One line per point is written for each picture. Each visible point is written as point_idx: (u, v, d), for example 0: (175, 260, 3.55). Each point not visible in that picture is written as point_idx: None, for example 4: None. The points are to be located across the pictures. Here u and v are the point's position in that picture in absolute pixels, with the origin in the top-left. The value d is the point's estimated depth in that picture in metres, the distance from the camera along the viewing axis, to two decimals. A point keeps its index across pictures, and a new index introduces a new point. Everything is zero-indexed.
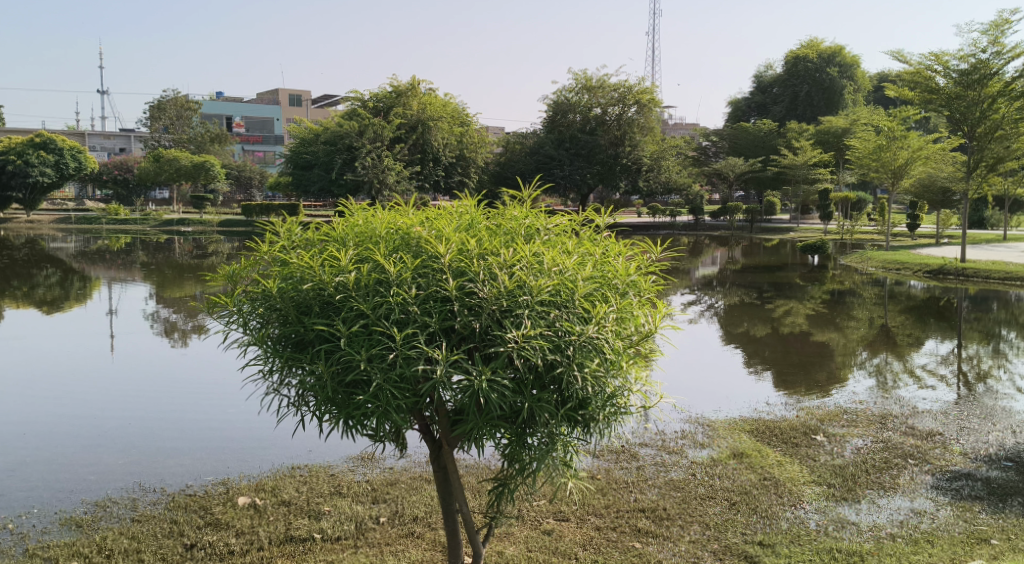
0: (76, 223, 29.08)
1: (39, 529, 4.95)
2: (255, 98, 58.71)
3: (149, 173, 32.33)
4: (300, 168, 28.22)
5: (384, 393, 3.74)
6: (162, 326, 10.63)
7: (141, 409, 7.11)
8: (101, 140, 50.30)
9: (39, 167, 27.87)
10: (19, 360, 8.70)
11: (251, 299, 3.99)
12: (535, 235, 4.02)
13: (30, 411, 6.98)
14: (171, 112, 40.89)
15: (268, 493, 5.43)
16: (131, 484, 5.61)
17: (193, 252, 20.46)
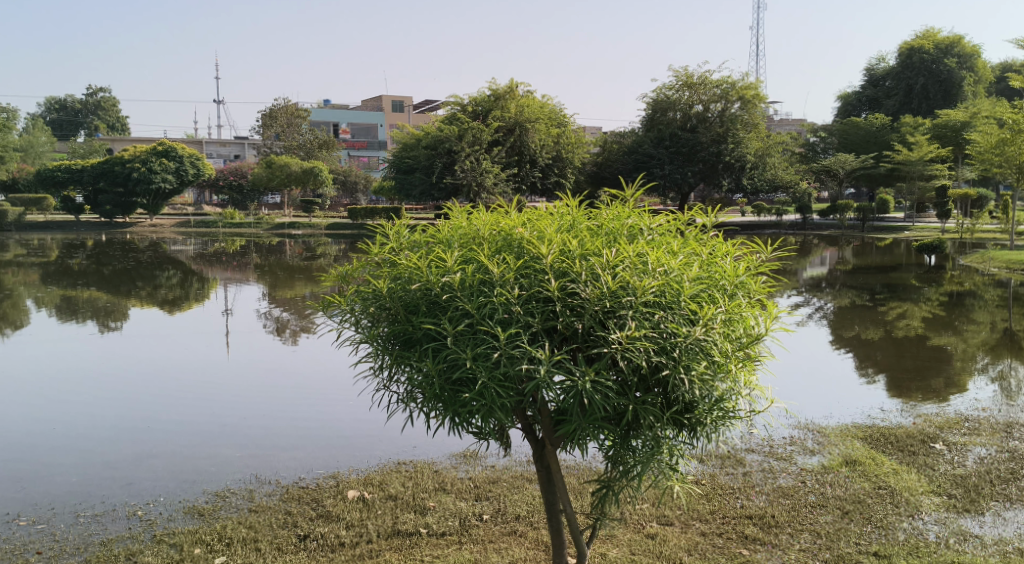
0: (195, 227, 30.60)
1: (165, 517, 5.23)
2: (361, 105, 60.40)
3: (262, 179, 33.70)
4: (402, 173, 28.94)
5: (489, 391, 3.78)
6: (273, 326, 11.00)
7: (255, 404, 7.41)
8: (217, 147, 52.79)
9: (161, 175, 29.47)
10: (145, 356, 9.23)
11: (362, 298, 4.10)
12: (638, 235, 3.99)
13: (156, 405, 7.37)
14: (281, 119, 42.00)
15: (376, 487, 5.58)
16: (248, 476, 5.86)
17: (303, 253, 21.35)
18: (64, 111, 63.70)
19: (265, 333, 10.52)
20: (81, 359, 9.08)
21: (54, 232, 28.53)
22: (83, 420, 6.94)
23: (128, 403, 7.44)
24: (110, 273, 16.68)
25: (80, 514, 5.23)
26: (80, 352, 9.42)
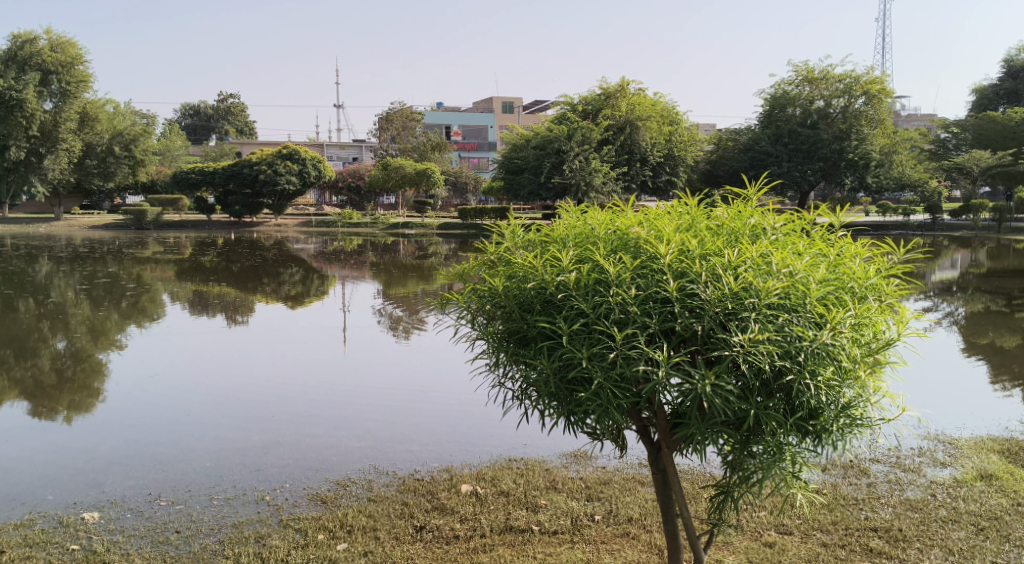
0: (315, 226, 31.78)
1: (291, 502, 5.45)
2: (472, 108, 61.29)
3: (378, 181, 34.62)
4: (512, 173, 29.26)
5: (605, 392, 3.77)
6: (387, 322, 11.32)
7: (373, 398, 7.62)
8: (337, 150, 54.67)
9: (286, 176, 30.77)
10: (269, 349, 9.66)
11: (478, 296, 4.16)
12: (761, 235, 3.90)
13: (280, 397, 7.69)
14: (398, 122, 43.55)
15: (488, 483, 5.65)
16: (367, 467, 6.04)
17: (415, 252, 21.76)
18: (198, 117, 67.41)
19: (379, 328, 10.85)
20: (210, 350, 9.56)
21: (187, 230, 30.18)
22: (214, 409, 7.32)
23: (253, 393, 7.78)
24: (238, 270, 17.57)
25: (214, 496, 5.51)
26: (210, 344, 9.93)
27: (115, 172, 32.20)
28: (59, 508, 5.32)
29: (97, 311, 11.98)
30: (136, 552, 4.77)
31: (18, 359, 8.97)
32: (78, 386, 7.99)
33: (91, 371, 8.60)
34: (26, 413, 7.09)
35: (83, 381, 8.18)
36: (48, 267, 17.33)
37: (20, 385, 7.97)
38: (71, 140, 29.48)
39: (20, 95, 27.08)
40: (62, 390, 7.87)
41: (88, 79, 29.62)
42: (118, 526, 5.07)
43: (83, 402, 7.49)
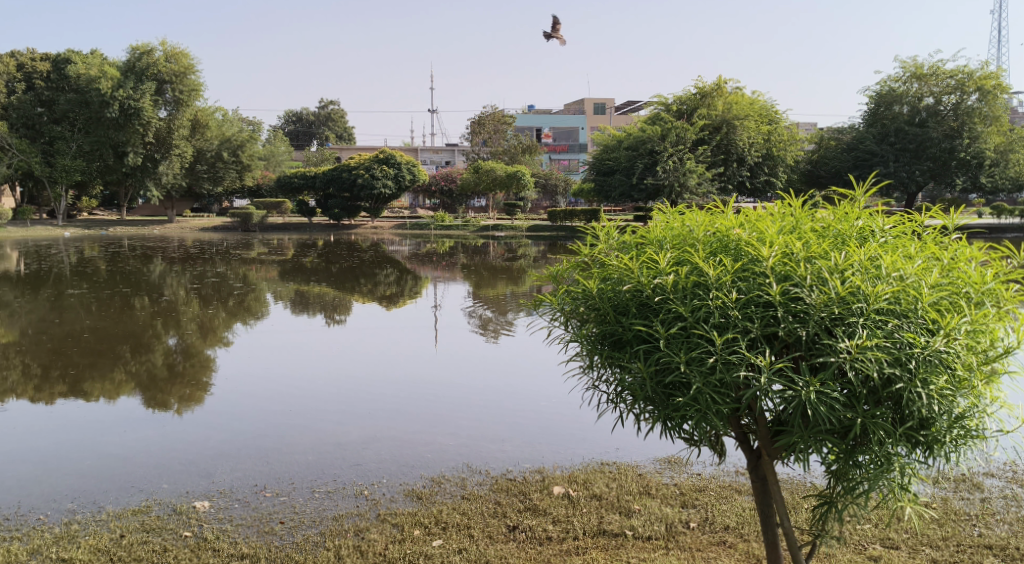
0: (410, 229, 32.38)
1: (388, 497, 5.57)
2: (564, 111, 61.41)
3: (471, 184, 34.96)
4: (603, 175, 29.13)
5: (704, 397, 3.71)
6: (477, 322, 11.43)
7: (467, 397, 7.72)
8: (430, 154, 55.65)
9: (381, 181, 31.26)
10: (363, 347, 9.89)
11: (572, 298, 4.16)
12: (869, 237, 3.78)
13: (375, 394, 7.86)
14: (489, 126, 44.05)
15: (581, 485, 5.63)
16: (461, 465, 6.11)
17: (506, 254, 21.87)
18: (300, 123, 69.64)
19: (470, 329, 10.96)
20: (308, 348, 9.86)
21: (290, 232, 31.26)
22: (314, 404, 7.55)
23: (349, 390, 7.99)
24: (337, 270, 18.11)
25: (316, 490, 5.68)
26: (309, 342, 10.23)
27: (223, 176, 33.67)
28: (172, 496, 5.58)
29: (207, 309, 12.52)
30: (243, 541, 4.96)
31: (134, 354, 9.45)
32: (188, 381, 8.35)
33: (200, 366, 8.98)
34: (141, 405, 7.46)
35: (192, 376, 8.55)
36: (161, 267, 18.23)
37: (136, 378, 8.39)
38: (183, 146, 30.87)
39: (136, 104, 28.46)
40: (172, 383, 8.24)
41: (200, 88, 30.82)
42: (226, 516, 5.28)
43: (192, 395, 7.83)
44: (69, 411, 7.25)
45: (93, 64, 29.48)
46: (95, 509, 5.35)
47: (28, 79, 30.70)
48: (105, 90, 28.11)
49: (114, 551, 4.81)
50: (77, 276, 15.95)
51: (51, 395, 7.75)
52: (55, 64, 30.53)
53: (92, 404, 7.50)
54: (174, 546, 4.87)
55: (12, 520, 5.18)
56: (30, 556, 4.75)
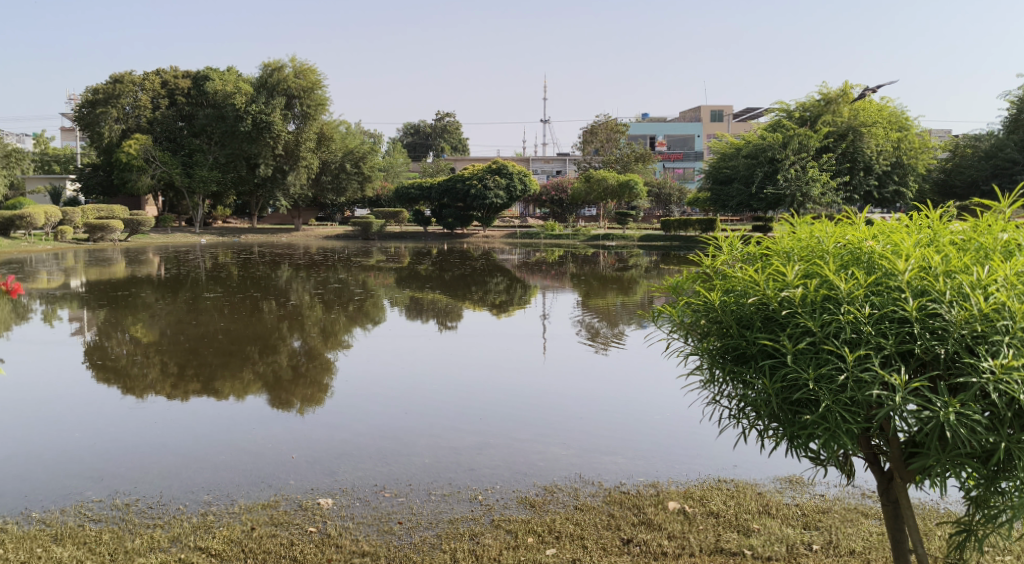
0: (521, 238, 32.58)
1: (502, 503, 5.62)
2: (680, 119, 60.62)
3: (582, 193, 34.94)
4: (720, 183, 28.50)
5: (833, 415, 3.59)
6: (587, 332, 11.38)
7: (579, 407, 7.72)
8: (542, 164, 56.03)
9: (493, 191, 31.51)
10: (476, 354, 10.04)
11: (693, 311, 4.10)
12: (1015, 251, 3.57)
13: (488, 400, 7.96)
14: (602, 135, 44.13)
15: (697, 502, 5.53)
16: (573, 475, 6.11)
17: (617, 264, 21.69)
18: (418, 135, 71.29)
19: (578, 339, 10.92)
20: (422, 353, 10.07)
21: (406, 241, 32.04)
22: (430, 408, 7.72)
23: (464, 396, 8.11)
24: (449, 277, 18.44)
25: (432, 492, 5.79)
26: (421, 347, 10.45)
27: (346, 187, 34.74)
28: (298, 492, 5.80)
29: (329, 314, 12.97)
30: (364, 539, 5.10)
31: (261, 355, 9.88)
32: (310, 382, 8.67)
33: (322, 368, 9.29)
34: (267, 404, 7.78)
35: (314, 377, 8.88)
36: (287, 272, 19.09)
37: (262, 379, 8.77)
38: (309, 158, 32.11)
39: (268, 118, 29.86)
40: (296, 384, 8.57)
41: (326, 102, 32.07)
42: (348, 513, 5.45)
43: (314, 396, 8.11)
44: (204, 408, 7.65)
45: (229, 80, 31.14)
46: (229, 502, 5.62)
47: (171, 95, 32.30)
48: (240, 105, 29.70)
49: (245, 542, 5.04)
50: (211, 281, 16.82)
51: (186, 392, 8.20)
52: (195, 81, 32.43)
53: (223, 401, 7.90)
54: (300, 541, 5.07)
55: (155, 508, 5.50)
56: (171, 543, 5.03)
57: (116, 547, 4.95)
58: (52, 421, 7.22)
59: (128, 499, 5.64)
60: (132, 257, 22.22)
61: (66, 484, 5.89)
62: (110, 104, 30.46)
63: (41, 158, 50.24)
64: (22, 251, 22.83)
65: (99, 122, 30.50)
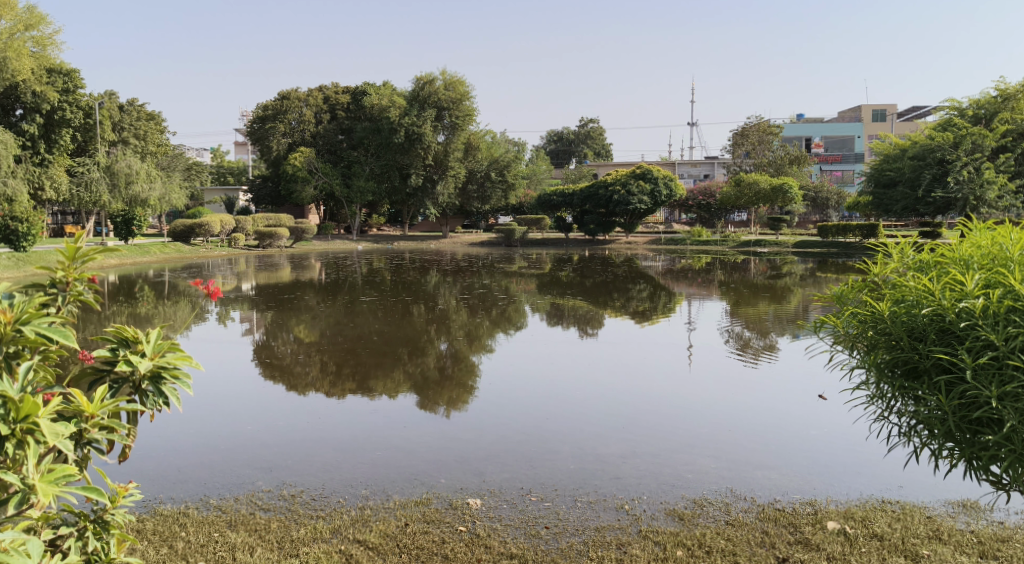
0: (666, 244, 32.13)
1: (649, 514, 5.54)
2: (837, 119, 58.02)
3: (731, 198, 33.85)
4: (883, 186, 26.95)
5: (1019, 437, 3.71)
6: (735, 343, 11.03)
7: (729, 418, 7.53)
8: (690, 168, 55.04)
9: (637, 197, 31.10)
10: (621, 361, 9.97)
11: (861, 323, 4.29)
12: None
13: (633, 408, 7.91)
14: (753, 137, 42.32)
15: (859, 522, 5.26)
16: (724, 489, 5.95)
17: (768, 271, 20.97)
18: (561, 142, 71.80)
19: (726, 350, 10.60)
20: (566, 359, 10.12)
21: (549, 248, 32.35)
22: (578, 413, 7.77)
23: (609, 403, 8.09)
24: (592, 284, 18.37)
25: (578, 498, 5.79)
26: (566, 353, 10.48)
27: (490, 195, 35.27)
28: (449, 490, 5.95)
29: (473, 318, 13.24)
30: (513, 541, 5.18)
31: (411, 356, 10.24)
32: (455, 383, 8.90)
33: (467, 370, 9.51)
34: (417, 404, 8.04)
35: (460, 379, 9.07)
36: (436, 278, 19.65)
37: (412, 378, 9.07)
38: (457, 167, 32.91)
39: (419, 130, 30.83)
40: (443, 385, 8.79)
41: (474, 113, 32.55)
42: (496, 515, 5.53)
43: (460, 397, 8.30)
44: (360, 406, 7.98)
45: (385, 94, 32.53)
46: (384, 497, 5.84)
47: (332, 110, 34.30)
48: (393, 118, 30.86)
49: (399, 537, 5.22)
50: (366, 285, 17.62)
51: (342, 390, 8.60)
52: (354, 96, 34.14)
53: (375, 400, 8.21)
54: (451, 539, 5.19)
55: (317, 500, 5.79)
56: (332, 534, 5.28)
57: (283, 536, 5.23)
58: (225, 414, 7.75)
59: (294, 490, 5.97)
60: (295, 263, 23.52)
61: (238, 473, 6.28)
62: (279, 119, 32.86)
63: (218, 170, 54.12)
64: (201, 256, 24.75)
65: (269, 136, 33.18)
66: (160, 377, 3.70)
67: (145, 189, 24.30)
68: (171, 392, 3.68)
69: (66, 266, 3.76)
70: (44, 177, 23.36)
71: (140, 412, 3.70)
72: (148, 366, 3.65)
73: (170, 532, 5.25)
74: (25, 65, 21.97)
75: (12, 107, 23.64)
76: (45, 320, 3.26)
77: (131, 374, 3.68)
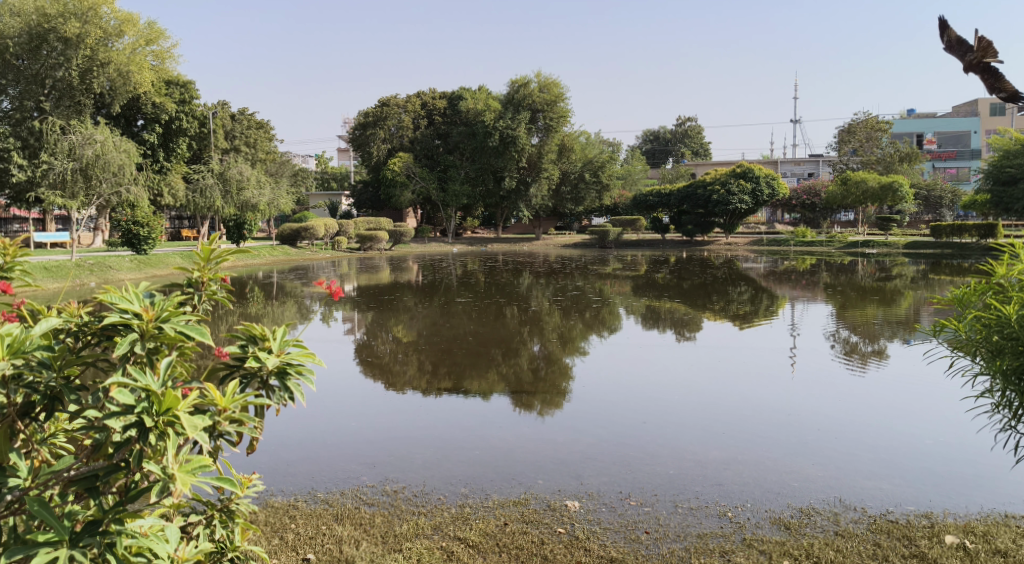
0: (767, 244, 31.41)
1: (754, 522, 5.43)
2: (952, 113, 55.39)
3: (837, 197, 32.87)
4: (1002, 184, 25.60)
5: None
6: (842, 348, 10.66)
7: (834, 425, 7.30)
8: (792, 167, 53.68)
9: (737, 196, 30.40)
10: (719, 365, 9.79)
11: (985, 326, 4.16)
12: None
13: (732, 413, 7.76)
14: (860, 134, 40.90)
15: (980, 538, 5.02)
16: (832, 498, 5.78)
17: (877, 274, 20.20)
18: (658, 141, 71.16)
19: (833, 354, 10.28)
20: (662, 362, 10.00)
21: (645, 249, 32.23)
22: (675, 417, 7.68)
23: (708, 407, 7.97)
24: (690, 286, 18.14)
25: (679, 504, 5.72)
26: (664, 357, 10.35)
27: (585, 197, 35.05)
28: (547, 492, 5.97)
29: (567, 320, 13.23)
30: (612, 545, 5.16)
31: (504, 357, 10.30)
32: (548, 385, 8.91)
33: (561, 373, 9.51)
34: (510, 406, 8.08)
35: (553, 381, 9.08)
36: (529, 279, 19.80)
37: (506, 380, 9.13)
38: (551, 169, 32.91)
39: (513, 132, 30.98)
40: (536, 387, 8.84)
41: (567, 114, 32.49)
42: (595, 518, 5.52)
43: (553, 400, 8.30)
44: (456, 406, 8.09)
45: (480, 98, 33.03)
46: (484, 496, 5.90)
47: (429, 115, 35.10)
48: (488, 121, 31.15)
49: (499, 536, 5.28)
50: (462, 287, 17.91)
51: (438, 390, 8.74)
52: (450, 101, 34.83)
53: (470, 400, 8.30)
54: (550, 540, 5.22)
55: (418, 496, 5.91)
56: (433, 531, 5.37)
57: (386, 531, 5.36)
58: (332, 409, 8.02)
59: (396, 486, 6.11)
60: (395, 265, 24.09)
61: (343, 469, 6.46)
62: (379, 126, 33.93)
63: (321, 176, 55.97)
64: (306, 259, 25.57)
65: (370, 142, 34.23)
66: (286, 372, 3.78)
67: (255, 195, 25.08)
68: (296, 387, 3.76)
69: (201, 267, 3.93)
70: (163, 183, 25.00)
71: (267, 406, 3.80)
72: (275, 363, 3.75)
73: (281, 524, 5.46)
74: (146, 78, 23.35)
75: (135, 118, 25.10)
76: (183, 318, 3.42)
77: (258, 370, 3.78)
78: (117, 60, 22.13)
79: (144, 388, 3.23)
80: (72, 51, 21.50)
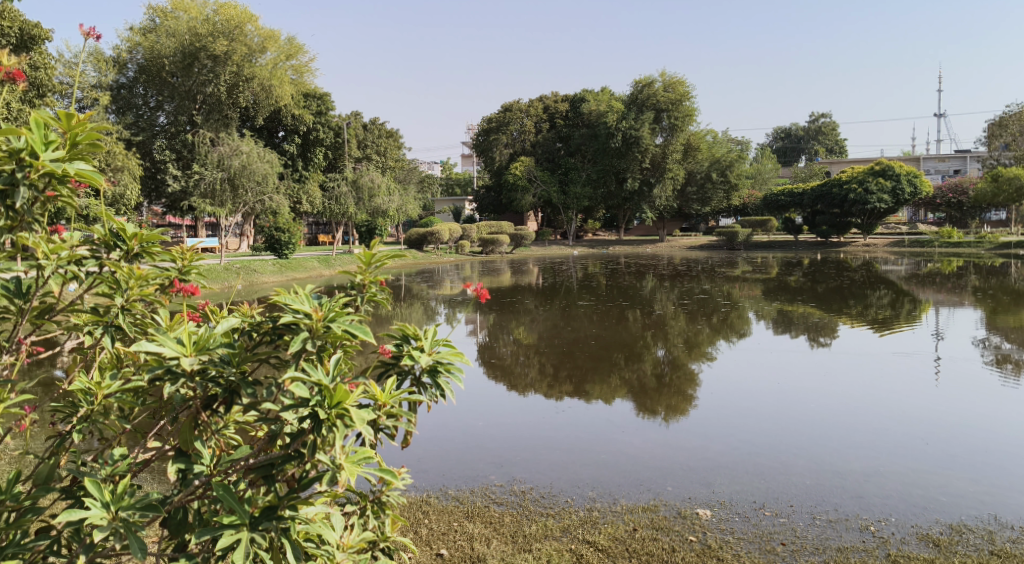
0: (909, 245, 29.92)
1: (899, 537, 5.23)
2: None
3: (987, 194, 31.01)
4: None
5: None
6: (994, 356, 10.01)
7: (985, 436, 6.93)
8: (936, 163, 50.87)
9: (876, 194, 28.92)
10: (856, 372, 9.41)
11: None
12: None
13: (871, 422, 7.46)
14: (1013, 127, 38.27)
15: None
16: (986, 515, 5.50)
17: None
18: (789, 139, 69.04)
19: (983, 362, 9.68)
20: (794, 369, 9.70)
21: (775, 250, 31.56)
22: (810, 425, 7.46)
23: (846, 415, 7.69)
24: (824, 290, 17.56)
25: (817, 516, 5.57)
26: (796, 363, 10.03)
27: (711, 197, 34.32)
28: (677, 499, 5.93)
29: (693, 325, 13.04)
30: (747, 555, 5.09)
31: (627, 362, 10.25)
32: (674, 391, 8.81)
33: (686, 378, 9.38)
34: (635, 411, 8.04)
35: (678, 387, 8.96)
36: (653, 282, 19.63)
37: (629, 385, 9.09)
38: (675, 169, 31.87)
39: (636, 133, 30.72)
40: (660, 392, 8.77)
41: (694, 113, 31.71)
42: (728, 527, 5.45)
43: (679, 405, 8.22)
44: (582, 409, 8.15)
45: (603, 100, 32.94)
46: (612, 500, 5.93)
47: (552, 119, 35.49)
48: (611, 123, 31.06)
49: (629, 541, 5.29)
50: (584, 290, 17.91)
51: (560, 393, 8.83)
52: (572, 104, 35.12)
53: (594, 405, 8.33)
54: (681, 548, 5.19)
55: (547, 498, 5.99)
56: (562, 532, 5.44)
57: (516, 530, 5.47)
58: (462, 409, 8.23)
59: (524, 487, 6.21)
60: (518, 268, 24.21)
61: (472, 468, 6.62)
62: (502, 131, 34.54)
63: (447, 182, 57.22)
64: (434, 261, 26.31)
65: (493, 148, 34.79)
66: (437, 369, 3.93)
67: (386, 201, 25.68)
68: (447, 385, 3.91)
69: (363, 271, 4.15)
70: (301, 192, 26.47)
71: (420, 401, 3.96)
72: (428, 360, 3.91)
73: (416, 518, 5.66)
74: (287, 92, 24.38)
75: (277, 129, 26.53)
76: (348, 318, 3.62)
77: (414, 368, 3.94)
78: (260, 75, 23.37)
79: (316, 382, 3.44)
80: (220, 68, 22.80)
